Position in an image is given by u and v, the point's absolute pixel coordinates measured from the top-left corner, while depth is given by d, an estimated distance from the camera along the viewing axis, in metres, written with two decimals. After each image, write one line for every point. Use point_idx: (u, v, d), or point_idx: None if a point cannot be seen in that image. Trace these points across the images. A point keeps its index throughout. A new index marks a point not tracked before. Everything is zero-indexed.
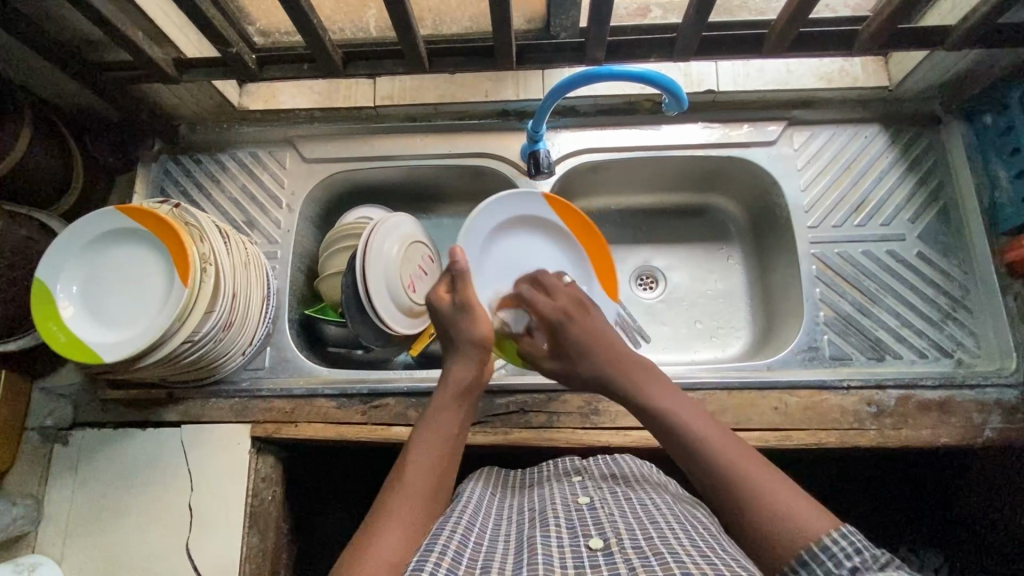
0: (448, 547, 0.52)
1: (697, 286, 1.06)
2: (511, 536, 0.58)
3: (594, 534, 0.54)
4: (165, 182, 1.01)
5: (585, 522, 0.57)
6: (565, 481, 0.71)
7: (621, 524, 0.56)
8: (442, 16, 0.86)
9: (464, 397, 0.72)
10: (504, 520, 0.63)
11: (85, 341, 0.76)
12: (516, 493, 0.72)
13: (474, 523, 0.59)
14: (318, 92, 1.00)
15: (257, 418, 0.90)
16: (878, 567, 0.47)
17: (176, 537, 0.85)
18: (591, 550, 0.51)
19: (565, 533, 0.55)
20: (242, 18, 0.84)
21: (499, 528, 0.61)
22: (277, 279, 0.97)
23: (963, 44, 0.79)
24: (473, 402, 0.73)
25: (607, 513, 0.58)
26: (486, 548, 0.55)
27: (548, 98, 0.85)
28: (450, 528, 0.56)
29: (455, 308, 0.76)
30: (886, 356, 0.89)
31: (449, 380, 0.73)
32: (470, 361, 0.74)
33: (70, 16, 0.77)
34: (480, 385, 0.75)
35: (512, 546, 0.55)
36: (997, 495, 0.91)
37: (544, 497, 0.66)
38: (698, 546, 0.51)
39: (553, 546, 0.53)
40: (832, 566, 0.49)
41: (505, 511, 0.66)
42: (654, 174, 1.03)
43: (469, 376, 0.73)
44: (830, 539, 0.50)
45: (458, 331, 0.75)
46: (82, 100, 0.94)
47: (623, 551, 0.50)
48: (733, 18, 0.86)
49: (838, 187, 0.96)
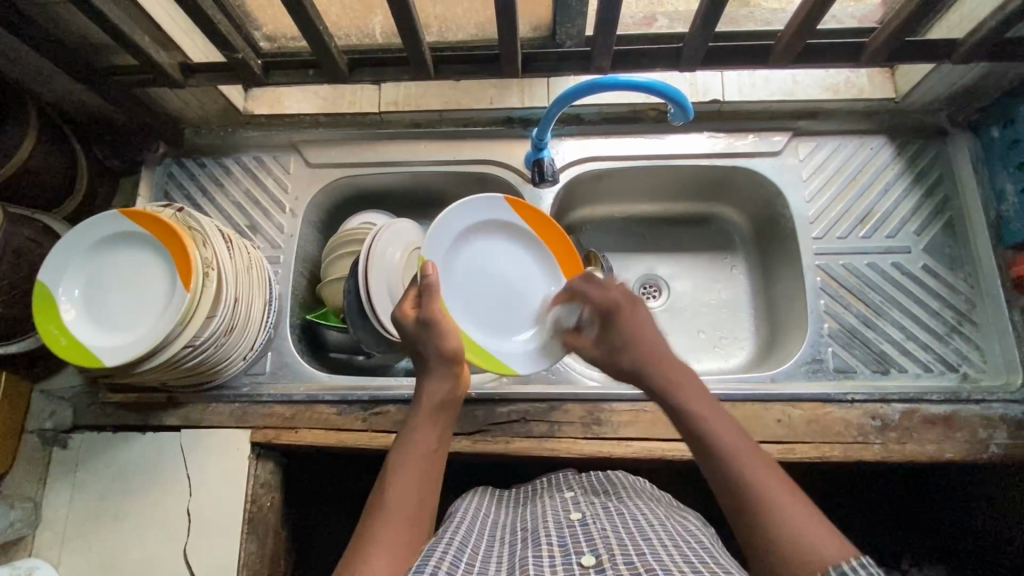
0: (439, 569, 0.51)
1: (700, 295, 1.06)
2: (502, 556, 0.57)
3: (587, 552, 0.54)
4: (170, 186, 1.01)
5: (578, 540, 0.57)
6: (556, 497, 0.71)
7: (613, 541, 0.55)
8: (447, 23, 0.86)
9: (440, 409, 0.71)
10: (495, 541, 0.62)
11: (84, 344, 0.76)
12: (509, 511, 0.71)
13: (466, 543, 0.59)
14: (323, 98, 1.00)
15: (257, 423, 0.89)
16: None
17: (174, 543, 0.84)
18: (584, 567, 0.51)
19: (556, 552, 0.55)
20: (249, 22, 0.84)
21: (491, 548, 0.60)
22: (279, 284, 0.97)
23: (971, 57, 0.79)
24: (451, 416, 0.72)
25: (599, 530, 0.58)
26: (479, 569, 0.55)
27: (554, 106, 0.84)
28: (442, 549, 0.55)
29: (419, 325, 0.74)
30: (891, 370, 0.89)
31: (421, 396, 0.71)
32: (442, 376, 0.72)
33: (78, 20, 0.77)
34: (456, 399, 0.73)
35: (504, 567, 0.55)
36: (1003, 511, 0.91)
37: (538, 514, 0.66)
38: (691, 561, 0.50)
39: (545, 564, 0.52)
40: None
41: (497, 531, 0.65)
42: (660, 183, 1.03)
43: (444, 391, 0.72)
44: (849, 565, 0.48)
45: (427, 347, 0.73)
46: (87, 103, 0.94)
47: (615, 568, 0.50)
48: (739, 28, 0.85)
49: (844, 199, 0.96)
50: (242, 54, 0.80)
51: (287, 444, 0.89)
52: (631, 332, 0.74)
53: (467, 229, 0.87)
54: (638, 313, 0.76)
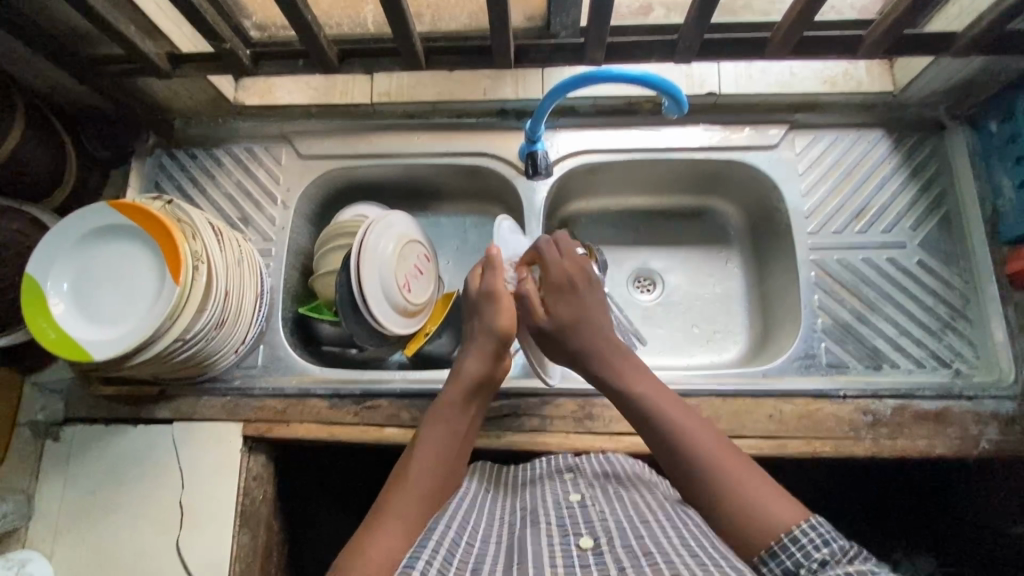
0: (439, 545, 0.53)
1: (695, 289, 1.05)
2: (501, 537, 0.58)
3: (584, 534, 0.54)
4: (160, 177, 1.00)
5: (576, 521, 0.57)
6: (556, 479, 0.71)
7: (610, 523, 0.56)
8: (441, 12, 0.85)
9: (477, 391, 0.72)
10: (495, 521, 0.63)
11: (74, 337, 0.75)
12: (510, 493, 0.71)
13: (469, 523, 0.60)
14: (314, 88, 0.99)
15: (249, 416, 0.89)
16: (845, 559, 0.49)
17: (168, 534, 0.85)
18: (581, 549, 0.52)
19: (555, 532, 0.55)
20: (238, 11, 0.82)
21: (491, 528, 0.61)
22: (271, 277, 0.96)
23: (972, 47, 0.77)
24: (485, 393, 0.74)
25: (597, 513, 0.59)
26: (478, 549, 0.56)
27: (547, 99, 0.83)
28: (443, 524, 0.57)
29: (481, 295, 0.75)
30: (884, 365, 0.88)
31: (460, 372, 0.72)
32: (483, 354, 0.73)
33: (62, 9, 0.76)
34: (491, 380, 0.74)
35: (503, 547, 0.56)
36: (993, 503, 0.91)
37: (536, 496, 0.66)
38: (688, 544, 0.51)
39: (543, 544, 0.53)
40: (800, 557, 0.51)
41: (497, 512, 0.66)
42: (654, 176, 1.02)
43: (479, 369, 0.72)
44: (796, 533, 0.52)
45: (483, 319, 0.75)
46: (74, 92, 0.92)
47: (613, 551, 0.51)
48: (737, 19, 0.85)
49: (838, 194, 0.95)
50: (231, 45, 0.79)
51: (279, 438, 0.89)
52: (583, 312, 0.75)
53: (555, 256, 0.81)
54: (596, 295, 0.77)
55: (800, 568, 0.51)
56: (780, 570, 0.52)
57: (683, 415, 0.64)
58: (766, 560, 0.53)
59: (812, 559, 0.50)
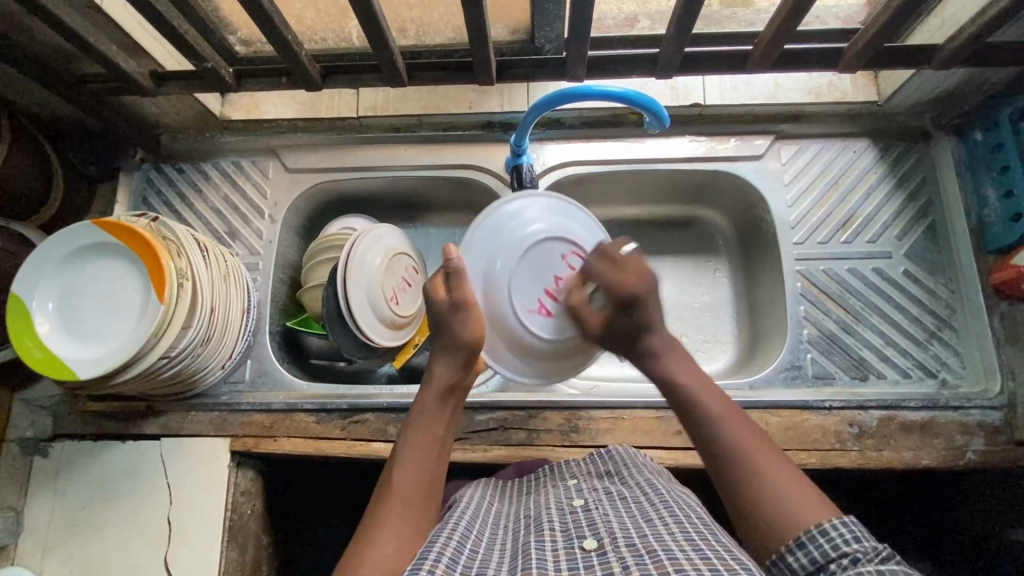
0: (443, 555, 0.51)
1: (683, 299, 1.05)
2: (506, 543, 0.57)
3: (589, 535, 0.53)
4: (148, 192, 1.01)
5: (580, 525, 0.56)
6: (560, 486, 0.69)
7: (615, 525, 0.55)
8: (425, 26, 0.85)
9: (451, 394, 0.70)
10: (499, 529, 0.60)
11: (59, 357, 0.76)
12: (513, 499, 0.70)
13: (469, 529, 0.58)
14: (301, 101, 0.99)
15: (236, 432, 0.89)
16: (877, 559, 0.48)
17: (156, 550, 0.85)
18: (585, 551, 0.51)
19: (558, 537, 0.54)
20: (223, 27, 0.82)
21: (494, 535, 0.59)
22: (258, 291, 0.96)
23: (953, 60, 0.77)
24: (460, 395, 0.72)
25: (602, 516, 0.57)
26: (483, 554, 0.54)
27: (529, 113, 0.83)
28: (445, 534, 0.55)
29: (449, 307, 0.71)
30: (869, 376, 0.89)
31: (431, 378, 0.71)
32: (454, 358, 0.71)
33: (43, 30, 0.76)
34: (466, 381, 0.73)
35: (507, 554, 0.54)
36: (986, 513, 0.91)
37: (539, 503, 0.65)
38: (692, 539, 0.50)
39: (547, 550, 0.52)
40: (827, 550, 0.51)
41: (500, 518, 0.64)
42: (642, 186, 1.02)
43: (453, 374, 0.71)
44: (826, 526, 0.52)
45: (451, 328, 0.71)
46: (59, 109, 0.93)
47: (617, 551, 0.49)
48: (721, 30, 0.85)
49: (824, 205, 0.95)
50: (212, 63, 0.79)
51: (266, 453, 0.89)
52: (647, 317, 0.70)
53: (503, 233, 0.75)
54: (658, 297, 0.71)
55: (827, 561, 0.50)
56: (806, 561, 0.51)
57: (730, 421, 0.63)
58: (792, 550, 0.52)
59: (841, 553, 0.50)
